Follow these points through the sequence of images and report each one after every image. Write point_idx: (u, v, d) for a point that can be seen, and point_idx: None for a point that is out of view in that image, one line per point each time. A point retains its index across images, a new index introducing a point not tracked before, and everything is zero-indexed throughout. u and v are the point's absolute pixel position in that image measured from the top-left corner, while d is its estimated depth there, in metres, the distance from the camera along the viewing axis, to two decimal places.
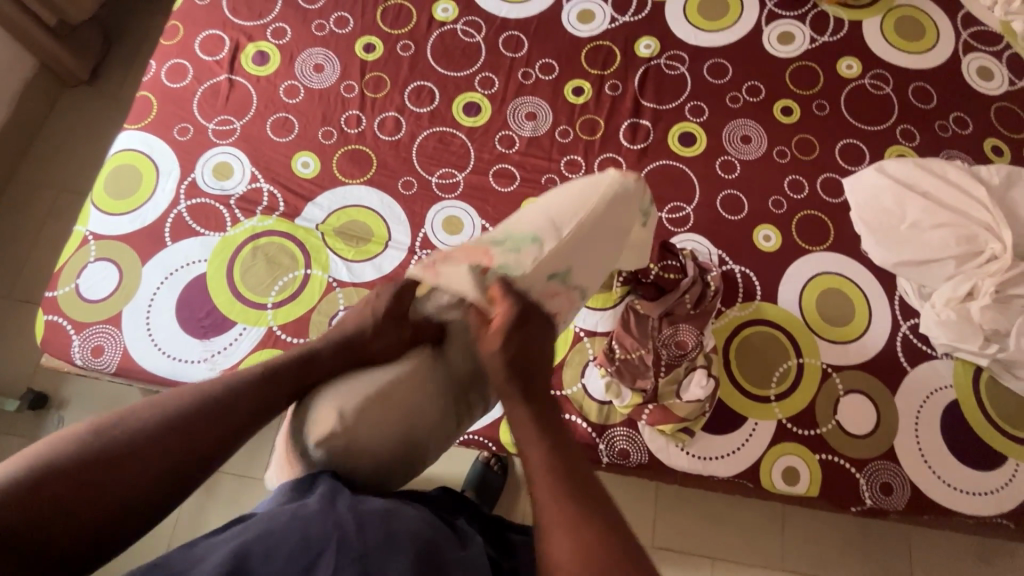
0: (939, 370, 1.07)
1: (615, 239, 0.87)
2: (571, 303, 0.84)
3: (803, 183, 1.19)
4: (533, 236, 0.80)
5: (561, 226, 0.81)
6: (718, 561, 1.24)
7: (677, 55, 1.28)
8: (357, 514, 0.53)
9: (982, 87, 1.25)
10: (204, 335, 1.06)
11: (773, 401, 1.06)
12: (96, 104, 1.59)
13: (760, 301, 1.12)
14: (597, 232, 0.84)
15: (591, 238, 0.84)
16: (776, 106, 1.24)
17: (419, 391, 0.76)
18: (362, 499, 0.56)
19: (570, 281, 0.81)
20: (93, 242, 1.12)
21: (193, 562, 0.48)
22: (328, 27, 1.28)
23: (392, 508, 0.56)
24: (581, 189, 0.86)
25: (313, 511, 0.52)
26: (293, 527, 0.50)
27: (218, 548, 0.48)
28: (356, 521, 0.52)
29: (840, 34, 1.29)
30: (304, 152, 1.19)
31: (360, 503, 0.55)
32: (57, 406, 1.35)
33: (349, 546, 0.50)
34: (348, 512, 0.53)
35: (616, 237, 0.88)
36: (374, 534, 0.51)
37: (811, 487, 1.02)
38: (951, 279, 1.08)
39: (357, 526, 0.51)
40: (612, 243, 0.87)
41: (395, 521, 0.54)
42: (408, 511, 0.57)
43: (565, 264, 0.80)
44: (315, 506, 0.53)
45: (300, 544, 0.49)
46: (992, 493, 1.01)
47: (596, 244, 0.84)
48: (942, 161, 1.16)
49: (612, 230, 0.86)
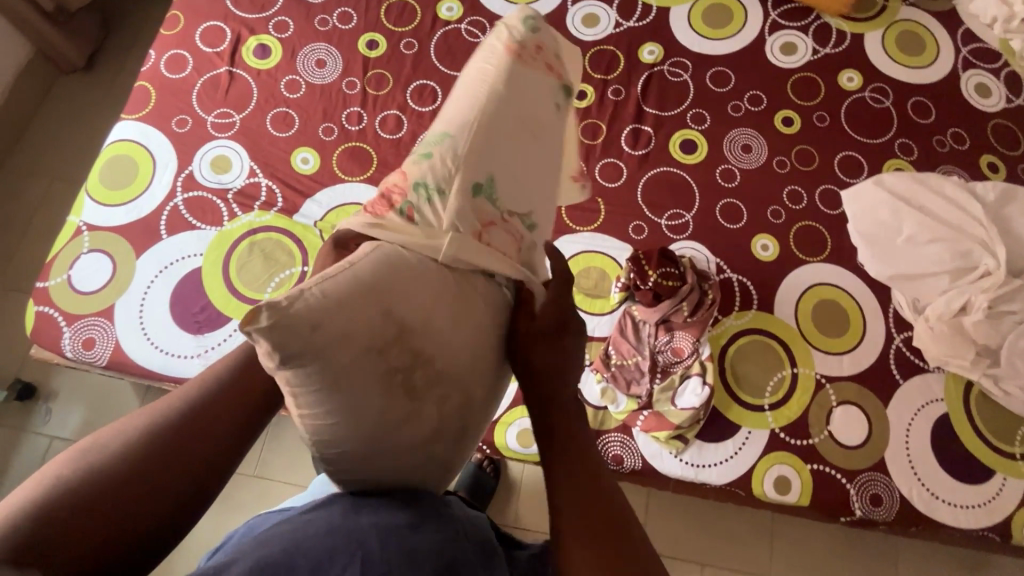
0: (931, 383, 1.08)
1: (537, 123, 0.70)
2: (519, 236, 0.67)
3: (802, 194, 1.20)
4: (445, 139, 0.66)
5: (473, 118, 0.66)
6: (707, 566, 1.25)
7: (680, 62, 1.28)
8: (380, 530, 0.52)
9: (980, 104, 1.27)
10: (198, 330, 1.05)
11: (767, 410, 1.07)
12: (93, 92, 1.57)
13: (757, 310, 1.12)
14: (513, 112, 0.68)
15: (515, 152, 0.67)
16: (777, 117, 1.25)
17: (414, 291, 0.55)
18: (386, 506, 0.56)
19: (497, 200, 0.65)
20: (87, 233, 1.10)
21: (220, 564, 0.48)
22: (331, 22, 1.27)
23: (415, 522, 0.55)
24: (480, 71, 0.71)
25: (338, 522, 0.52)
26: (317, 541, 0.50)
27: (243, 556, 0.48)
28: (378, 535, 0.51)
29: (843, 46, 1.30)
30: (303, 147, 1.18)
31: (385, 517, 0.54)
32: (45, 397, 1.33)
33: (373, 563, 0.49)
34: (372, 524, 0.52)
35: (546, 146, 0.72)
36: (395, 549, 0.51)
37: (802, 497, 1.03)
38: (945, 293, 1.10)
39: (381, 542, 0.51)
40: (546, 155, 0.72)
41: (418, 537, 0.53)
42: (431, 525, 0.56)
43: (484, 173, 0.64)
44: (339, 519, 0.53)
45: (324, 558, 0.49)
46: (980, 506, 1.02)
47: (521, 140, 0.68)
48: (938, 176, 1.18)
49: (532, 108, 0.70)
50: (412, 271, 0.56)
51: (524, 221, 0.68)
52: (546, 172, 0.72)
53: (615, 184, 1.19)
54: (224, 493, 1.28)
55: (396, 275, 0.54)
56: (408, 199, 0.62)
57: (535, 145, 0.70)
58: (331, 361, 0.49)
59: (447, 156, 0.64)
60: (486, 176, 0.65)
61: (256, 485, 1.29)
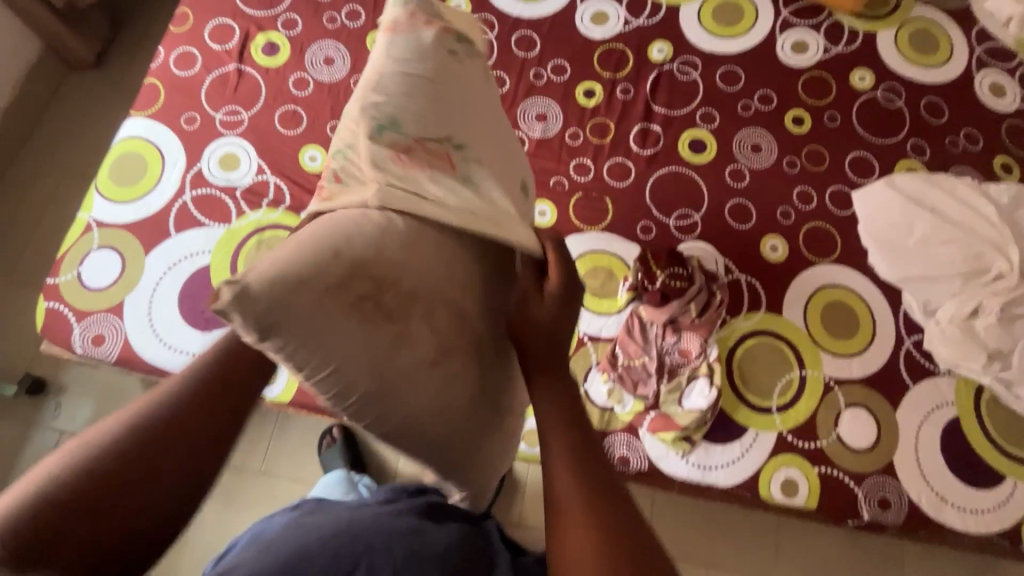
0: (942, 386, 1.07)
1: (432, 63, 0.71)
2: (450, 159, 0.66)
3: (811, 194, 1.19)
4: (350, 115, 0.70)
5: (368, 88, 0.70)
6: (712, 568, 1.25)
7: (690, 61, 1.27)
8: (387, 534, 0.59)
9: (994, 103, 1.25)
10: (206, 328, 1.06)
11: (774, 412, 1.06)
12: (102, 89, 1.58)
13: (765, 312, 1.11)
14: (403, 64, 0.70)
15: (435, 110, 0.67)
16: (787, 116, 1.24)
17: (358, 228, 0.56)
18: (385, 515, 0.62)
19: (406, 130, 0.66)
20: (96, 230, 1.11)
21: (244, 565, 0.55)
22: (339, 19, 1.26)
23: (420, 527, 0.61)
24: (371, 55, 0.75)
25: (343, 528, 0.59)
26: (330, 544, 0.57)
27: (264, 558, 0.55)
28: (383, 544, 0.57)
29: (855, 45, 1.28)
30: (311, 145, 1.18)
31: (393, 522, 0.61)
32: (55, 392, 1.35)
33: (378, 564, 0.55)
34: (376, 531, 0.59)
35: (464, 97, 0.71)
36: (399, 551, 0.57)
37: (809, 500, 1.02)
38: (956, 296, 1.09)
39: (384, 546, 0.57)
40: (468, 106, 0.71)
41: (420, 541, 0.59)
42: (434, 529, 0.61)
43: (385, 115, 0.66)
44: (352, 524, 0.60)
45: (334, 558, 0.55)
46: (990, 511, 1.01)
47: (419, 80, 0.69)
48: (951, 177, 1.16)
49: (423, 55, 0.71)
50: (363, 225, 0.57)
51: (449, 143, 0.67)
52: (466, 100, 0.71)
53: (623, 184, 1.19)
54: (230, 489, 1.29)
55: (342, 227, 0.56)
56: (333, 169, 0.67)
57: (438, 83, 0.70)
58: (300, 309, 0.49)
59: (352, 124, 0.68)
60: (388, 117, 0.66)
61: (262, 481, 1.30)
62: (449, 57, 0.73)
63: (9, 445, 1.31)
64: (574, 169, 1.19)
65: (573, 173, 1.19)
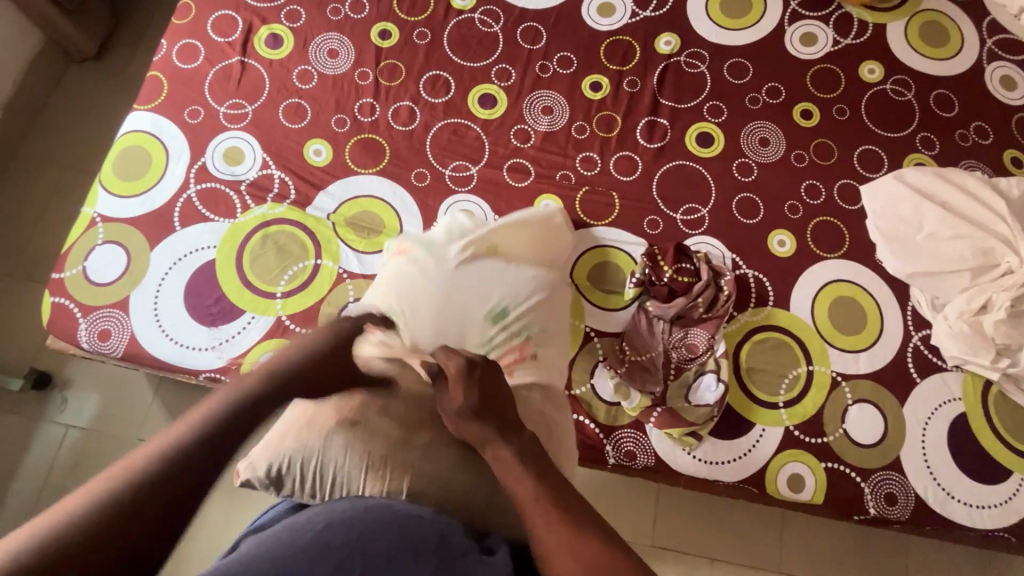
0: (949, 382, 1.07)
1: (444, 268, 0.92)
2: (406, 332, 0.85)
3: (820, 188, 1.18)
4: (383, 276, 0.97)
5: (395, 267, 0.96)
6: (717, 561, 1.25)
7: (697, 53, 1.26)
8: (377, 521, 0.55)
9: (1004, 97, 1.24)
10: (213, 323, 1.05)
11: (781, 408, 1.06)
12: (103, 82, 1.56)
13: (773, 307, 1.11)
14: (421, 262, 0.94)
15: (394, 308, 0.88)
16: (796, 109, 1.22)
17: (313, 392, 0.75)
18: (380, 505, 0.58)
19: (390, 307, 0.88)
20: (101, 224, 1.10)
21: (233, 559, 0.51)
22: (343, 11, 1.25)
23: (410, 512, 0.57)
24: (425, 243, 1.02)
25: (335, 517, 0.55)
26: (317, 535, 0.52)
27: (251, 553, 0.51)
28: (378, 528, 0.54)
29: (864, 37, 1.27)
30: (316, 139, 1.17)
31: (381, 509, 0.56)
32: (61, 385, 1.35)
33: (372, 553, 0.51)
34: (373, 518, 0.55)
35: (424, 286, 0.90)
36: (393, 539, 0.53)
37: (816, 495, 1.03)
38: (965, 291, 1.08)
39: (377, 533, 0.53)
40: (427, 292, 0.89)
41: (415, 525, 0.55)
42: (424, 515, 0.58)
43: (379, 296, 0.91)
44: (340, 511, 0.56)
45: (322, 549, 0.51)
46: (997, 506, 1.02)
47: (422, 277, 0.91)
48: (961, 172, 1.15)
49: (444, 259, 0.94)
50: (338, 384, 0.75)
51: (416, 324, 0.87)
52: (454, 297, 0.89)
53: (630, 178, 1.18)
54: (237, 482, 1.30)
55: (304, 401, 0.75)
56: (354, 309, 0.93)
57: (436, 280, 0.91)
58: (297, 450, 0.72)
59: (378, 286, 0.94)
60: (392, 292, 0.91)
61: None
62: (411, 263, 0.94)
63: (15, 439, 1.31)
64: (581, 163, 1.19)
65: (580, 167, 1.18)
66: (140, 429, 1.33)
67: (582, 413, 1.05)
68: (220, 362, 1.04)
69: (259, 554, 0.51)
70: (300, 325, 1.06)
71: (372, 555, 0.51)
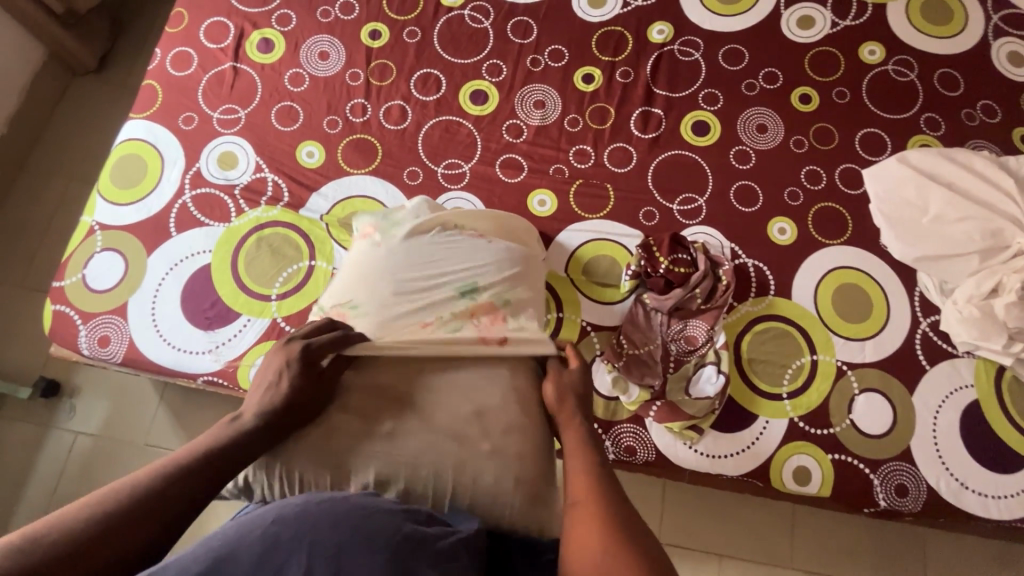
0: (960, 369, 1.03)
1: (381, 250, 0.92)
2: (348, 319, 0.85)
3: (820, 174, 1.15)
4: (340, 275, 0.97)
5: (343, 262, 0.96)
6: (726, 558, 1.22)
7: (691, 41, 1.23)
8: (329, 513, 0.54)
9: (1012, 73, 1.20)
10: (209, 327, 1.06)
11: (785, 399, 1.03)
12: (105, 94, 1.59)
13: (774, 296, 1.09)
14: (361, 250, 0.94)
15: (348, 295, 0.87)
16: (794, 94, 1.20)
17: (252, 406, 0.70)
18: (337, 498, 0.57)
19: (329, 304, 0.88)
20: (99, 232, 1.11)
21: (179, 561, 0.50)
22: (333, 13, 1.25)
23: (365, 507, 0.56)
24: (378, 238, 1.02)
25: (288, 511, 0.54)
26: (263, 532, 0.52)
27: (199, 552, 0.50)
28: (331, 520, 0.53)
29: (864, 18, 1.24)
30: (308, 141, 1.17)
31: (335, 503, 0.56)
32: (69, 393, 1.37)
33: (321, 545, 0.50)
34: (327, 510, 0.54)
35: (369, 270, 0.89)
36: (343, 531, 0.52)
37: (823, 488, 1.00)
38: (975, 275, 1.05)
39: (329, 524, 0.52)
40: (371, 276, 0.88)
41: (369, 518, 0.54)
42: (381, 508, 0.57)
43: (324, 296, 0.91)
44: (293, 505, 0.55)
45: (269, 546, 0.50)
46: (1014, 497, 0.98)
47: (361, 265, 0.90)
48: (967, 152, 1.11)
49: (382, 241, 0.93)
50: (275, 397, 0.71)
51: (358, 309, 0.85)
52: (390, 275, 0.88)
53: (625, 169, 1.16)
54: None
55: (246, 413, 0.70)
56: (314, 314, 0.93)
57: (371, 263, 0.90)
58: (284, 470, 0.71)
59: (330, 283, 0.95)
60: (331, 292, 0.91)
61: None
62: (372, 245, 0.93)
63: (25, 447, 1.33)
64: (575, 156, 1.17)
65: (574, 160, 1.17)
66: (145, 435, 1.34)
67: None
68: (217, 365, 1.05)
69: (206, 551, 0.50)
70: (295, 327, 1.07)
71: (322, 548, 0.50)
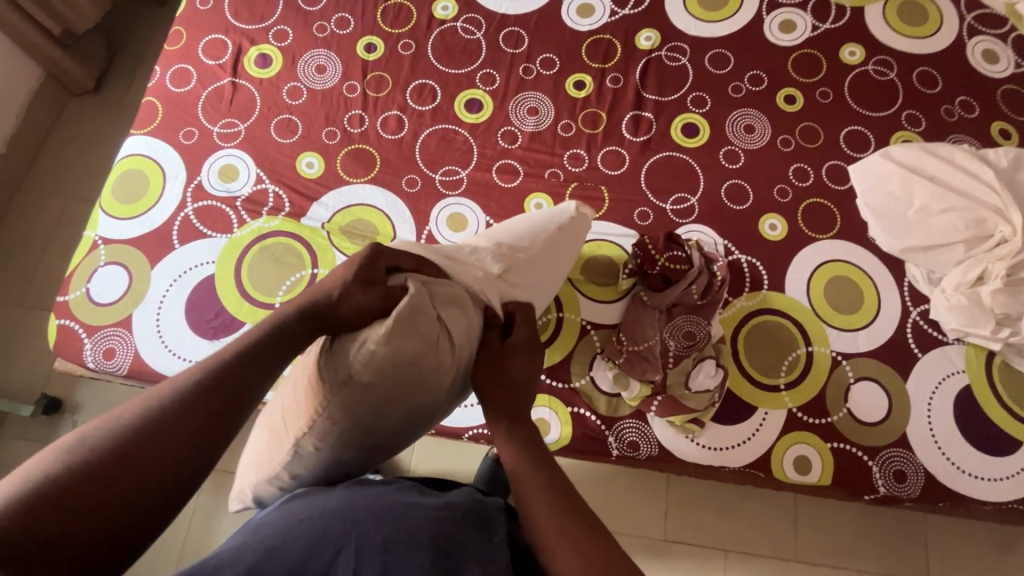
0: (951, 356, 1.06)
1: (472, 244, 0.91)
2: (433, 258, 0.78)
3: (808, 171, 1.19)
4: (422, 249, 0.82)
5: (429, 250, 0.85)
6: (731, 552, 1.24)
7: (678, 47, 1.27)
8: (374, 508, 0.59)
9: (987, 70, 1.24)
10: (214, 336, 1.07)
11: (783, 390, 1.06)
12: (103, 113, 1.61)
13: (768, 290, 1.11)
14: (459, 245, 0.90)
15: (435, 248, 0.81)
16: (779, 96, 1.24)
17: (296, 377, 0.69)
18: (378, 495, 0.62)
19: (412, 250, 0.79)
20: (102, 247, 1.13)
21: (232, 556, 0.52)
22: (329, 28, 1.28)
23: (405, 505, 0.61)
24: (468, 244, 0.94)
25: (335, 508, 0.59)
26: (315, 525, 0.56)
27: (252, 548, 0.54)
28: (373, 517, 0.58)
29: (842, 21, 1.28)
30: (308, 152, 1.20)
31: (377, 499, 0.61)
32: (70, 410, 1.37)
33: (369, 542, 0.55)
34: (367, 509, 0.59)
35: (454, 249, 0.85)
36: (386, 527, 0.57)
37: (824, 476, 1.02)
38: (961, 264, 1.07)
39: (374, 521, 0.57)
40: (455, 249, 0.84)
41: (409, 516, 0.59)
42: (420, 508, 0.61)
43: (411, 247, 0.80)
44: (339, 501, 0.60)
45: (318, 538, 0.55)
46: (1009, 479, 1.00)
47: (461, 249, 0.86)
48: (948, 145, 1.14)
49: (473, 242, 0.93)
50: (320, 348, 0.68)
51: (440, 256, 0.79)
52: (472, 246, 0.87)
53: (618, 172, 1.19)
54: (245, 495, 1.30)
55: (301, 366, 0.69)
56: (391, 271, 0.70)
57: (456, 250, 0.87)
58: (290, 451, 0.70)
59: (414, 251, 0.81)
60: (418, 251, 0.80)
61: None
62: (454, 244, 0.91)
63: None
64: (569, 160, 1.20)
65: (568, 164, 1.20)
66: None
67: (583, 405, 1.06)
68: None
69: (256, 546, 0.54)
70: None
71: (369, 541, 0.56)
